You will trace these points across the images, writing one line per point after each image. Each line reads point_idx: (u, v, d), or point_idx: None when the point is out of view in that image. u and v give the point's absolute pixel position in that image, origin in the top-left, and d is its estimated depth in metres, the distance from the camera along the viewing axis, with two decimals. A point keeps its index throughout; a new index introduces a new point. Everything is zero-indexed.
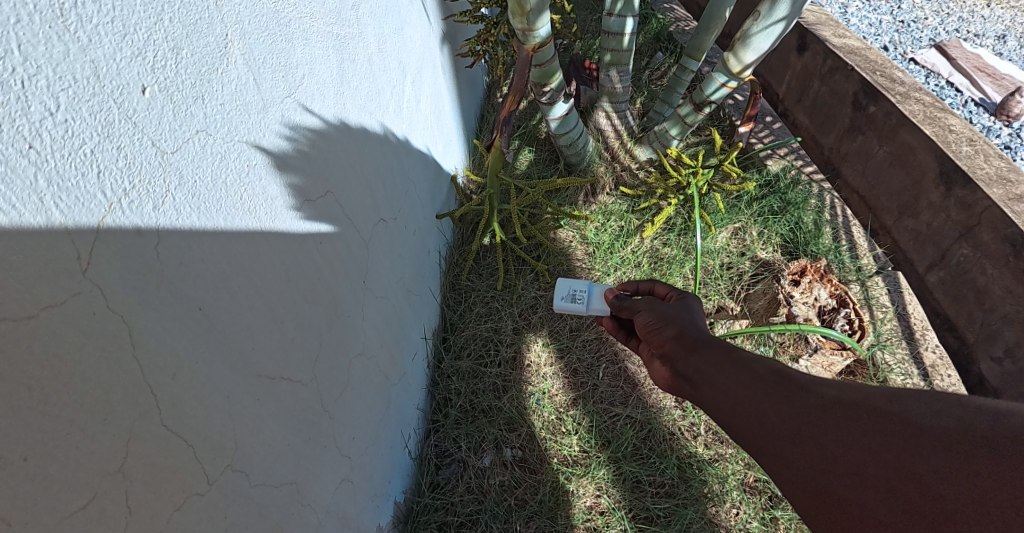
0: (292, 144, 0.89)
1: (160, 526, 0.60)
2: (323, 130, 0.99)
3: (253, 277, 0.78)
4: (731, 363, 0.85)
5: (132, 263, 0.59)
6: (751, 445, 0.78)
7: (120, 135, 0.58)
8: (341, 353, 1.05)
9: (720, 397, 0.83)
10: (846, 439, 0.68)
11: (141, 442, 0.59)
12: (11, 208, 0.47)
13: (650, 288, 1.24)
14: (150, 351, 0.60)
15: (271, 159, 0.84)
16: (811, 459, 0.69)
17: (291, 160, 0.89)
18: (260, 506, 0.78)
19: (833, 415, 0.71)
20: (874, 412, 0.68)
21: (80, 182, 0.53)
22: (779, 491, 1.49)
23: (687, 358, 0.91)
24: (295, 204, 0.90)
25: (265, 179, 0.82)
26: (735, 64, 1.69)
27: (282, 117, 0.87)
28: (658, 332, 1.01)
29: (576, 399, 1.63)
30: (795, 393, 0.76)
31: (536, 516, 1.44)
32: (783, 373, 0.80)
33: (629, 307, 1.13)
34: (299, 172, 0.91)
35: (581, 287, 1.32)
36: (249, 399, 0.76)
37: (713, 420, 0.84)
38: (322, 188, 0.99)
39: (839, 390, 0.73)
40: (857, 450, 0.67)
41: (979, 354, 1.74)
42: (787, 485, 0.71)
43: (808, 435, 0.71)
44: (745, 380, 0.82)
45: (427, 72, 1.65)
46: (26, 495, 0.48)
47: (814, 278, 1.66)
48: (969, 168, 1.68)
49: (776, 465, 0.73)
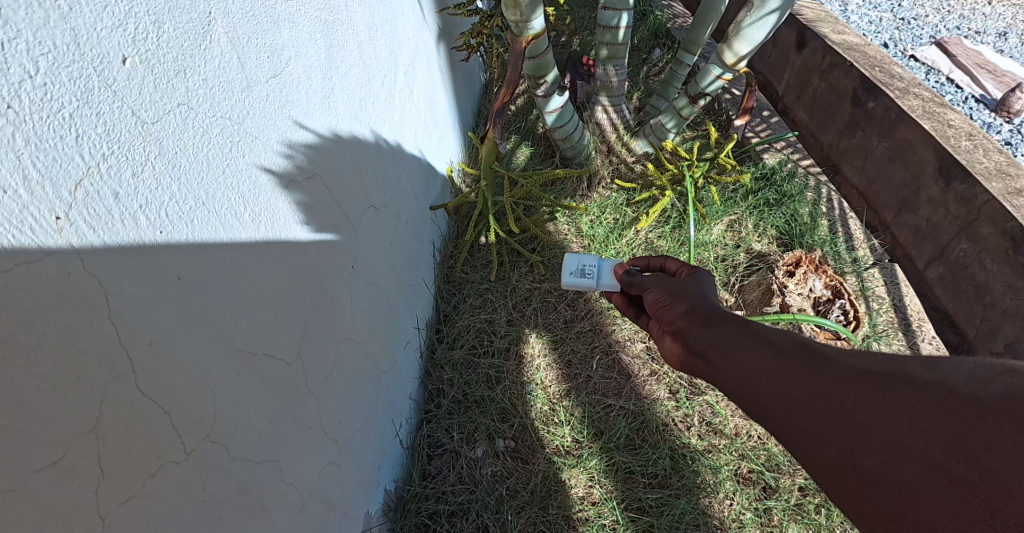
0: (296, 159, 0.94)
1: (133, 491, 0.61)
2: (323, 143, 1.04)
3: (237, 254, 0.79)
4: (748, 337, 0.84)
5: (110, 229, 0.59)
6: (772, 418, 0.77)
7: (99, 102, 0.58)
8: (328, 336, 1.05)
9: (737, 374, 0.81)
10: (881, 412, 0.67)
11: (116, 405, 0.59)
12: None
13: (661, 264, 1.22)
14: (127, 317, 0.61)
15: (281, 176, 0.90)
16: (842, 434, 0.68)
17: (299, 177, 0.96)
18: (239, 481, 0.79)
19: (866, 387, 0.69)
20: (913, 383, 0.67)
21: (59, 144, 0.54)
22: (773, 482, 1.48)
23: (701, 333, 0.88)
24: (306, 220, 0.97)
25: (279, 201, 0.90)
26: (729, 56, 1.69)
27: (287, 134, 0.92)
28: (668, 309, 0.97)
29: (570, 389, 1.63)
30: (821, 367, 0.75)
31: (527, 507, 1.43)
32: (806, 345, 0.79)
33: (638, 283, 1.12)
34: (304, 190, 0.97)
35: (591, 262, 1.27)
36: (229, 373, 0.76)
37: (727, 395, 0.83)
38: (323, 203, 1.04)
39: (872, 362, 0.72)
40: (892, 424, 0.65)
41: (979, 349, 1.73)
42: (812, 460, 0.71)
43: (837, 408, 0.70)
44: (766, 355, 0.80)
45: (421, 64, 1.65)
46: None
47: (809, 269, 1.66)
48: (969, 162, 1.66)
49: (801, 438, 0.72)
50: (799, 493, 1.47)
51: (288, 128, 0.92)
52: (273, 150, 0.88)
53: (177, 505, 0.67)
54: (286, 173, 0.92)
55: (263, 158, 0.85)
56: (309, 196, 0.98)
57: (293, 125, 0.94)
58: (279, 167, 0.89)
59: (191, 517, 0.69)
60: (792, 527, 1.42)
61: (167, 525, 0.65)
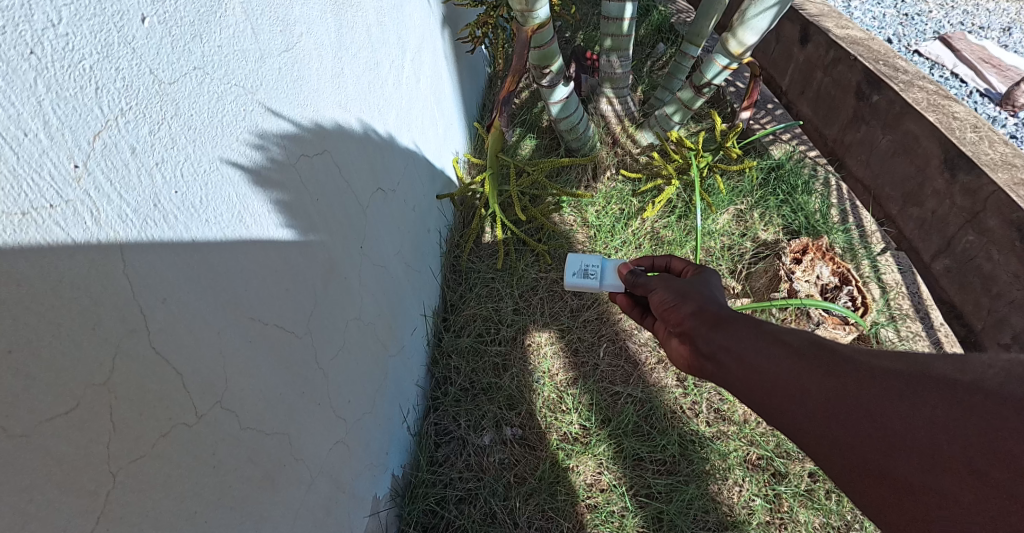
0: (271, 151, 0.84)
1: (143, 450, 0.61)
2: (302, 134, 0.93)
3: (248, 223, 0.79)
4: (760, 338, 0.82)
5: (127, 184, 0.60)
6: (790, 424, 0.75)
7: (119, 58, 0.59)
8: (337, 314, 1.05)
9: (750, 375, 0.81)
10: (911, 417, 0.66)
11: (128, 359, 0.60)
12: (10, 106, 0.48)
13: (666, 264, 1.21)
14: (142, 274, 0.61)
15: (253, 171, 0.80)
16: (869, 440, 0.68)
17: (276, 174, 0.85)
18: (249, 450, 0.79)
19: (891, 390, 0.69)
20: (942, 384, 0.66)
21: (79, 95, 0.54)
22: (781, 467, 1.47)
23: (710, 335, 0.87)
24: (285, 221, 0.87)
25: (252, 201, 0.80)
26: (733, 45, 1.68)
27: (259, 123, 0.81)
28: (675, 310, 0.96)
29: (577, 377, 1.62)
30: (839, 366, 0.74)
31: (536, 493, 1.42)
32: (822, 344, 0.78)
33: (643, 284, 1.08)
34: (284, 187, 0.87)
35: (593, 262, 1.26)
36: (239, 341, 0.77)
37: (741, 400, 0.82)
38: (314, 200, 0.97)
39: (895, 363, 0.71)
40: (925, 428, 0.65)
41: (987, 341, 1.70)
42: (838, 468, 0.70)
43: (861, 413, 0.69)
44: (781, 358, 0.78)
45: (426, 52, 1.66)
46: (9, 389, 0.48)
47: (816, 256, 1.67)
48: (974, 153, 1.65)
49: (823, 448, 0.71)
50: (808, 479, 1.46)
51: (258, 115, 0.81)
52: (243, 140, 0.78)
53: (188, 468, 0.67)
54: (274, 163, 0.85)
55: (231, 151, 0.75)
56: (289, 192, 0.89)
57: (264, 112, 0.83)
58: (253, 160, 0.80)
59: (201, 481, 0.69)
60: (802, 513, 1.41)
61: (177, 487, 0.65)
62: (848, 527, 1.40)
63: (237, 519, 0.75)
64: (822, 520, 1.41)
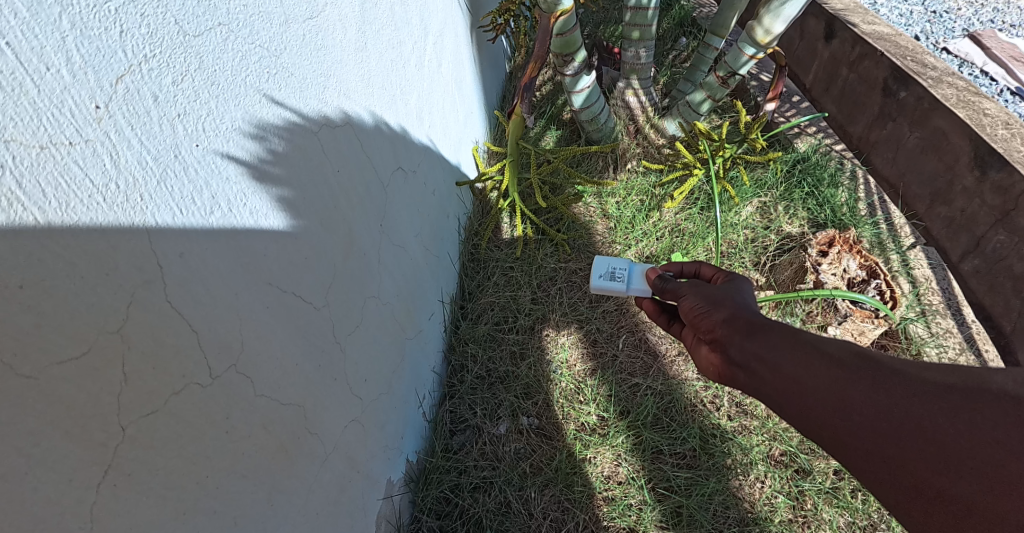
0: (323, 141, 0.92)
1: (156, 405, 0.60)
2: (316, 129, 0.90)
3: (269, 187, 0.78)
4: (797, 348, 0.77)
5: (149, 130, 0.58)
6: (833, 436, 0.70)
7: (144, 5, 0.58)
8: (354, 291, 1.03)
9: (787, 385, 0.75)
10: (970, 433, 0.61)
11: (142, 310, 0.59)
12: (34, 38, 0.47)
13: (696, 270, 1.13)
14: (162, 230, 0.60)
15: (310, 159, 0.88)
16: (922, 458, 0.63)
17: (321, 162, 0.91)
18: (264, 418, 0.77)
19: (945, 405, 0.63)
20: (1003, 398, 0.60)
21: (104, 36, 0.53)
22: (805, 464, 1.42)
23: (743, 344, 0.81)
24: (325, 207, 0.92)
25: (295, 182, 0.83)
26: (760, 33, 1.63)
27: (297, 111, 0.84)
28: (706, 316, 0.89)
29: (596, 368, 1.59)
30: (887, 379, 0.69)
31: (551, 484, 1.38)
32: (864, 354, 0.73)
33: (672, 290, 1.02)
34: (320, 176, 0.91)
35: (622, 265, 1.20)
36: (259, 305, 0.76)
37: (776, 411, 0.77)
38: (316, 180, 0.89)
39: (947, 375, 0.66)
40: (986, 446, 0.60)
41: (1018, 344, 1.62)
42: (891, 485, 0.65)
43: (913, 427, 0.64)
44: (820, 368, 0.73)
45: (448, 37, 1.64)
46: (17, 328, 0.47)
47: (843, 249, 1.59)
48: (1006, 151, 1.57)
49: (871, 464, 0.67)
50: (834, 476, 1.41)
51: (286, 105, 0.81)
52: (288, 129, 0.81)
53: (200, 429, 0.66)
54: (286, 130, 0.81)
55: (257, 144, 0.75)
56: (308, 163, 0.87)
57: (293, 103, 0.83)
58: (279, 129, 0.79)
59: (214, 444, 0.68)
60: (826, 511, 1.36)
61: (189, 448, 0.64)
62: (874, 527, 1.35)
63: (250, 488, 0.74)
64: (847, 519, 1.36)
